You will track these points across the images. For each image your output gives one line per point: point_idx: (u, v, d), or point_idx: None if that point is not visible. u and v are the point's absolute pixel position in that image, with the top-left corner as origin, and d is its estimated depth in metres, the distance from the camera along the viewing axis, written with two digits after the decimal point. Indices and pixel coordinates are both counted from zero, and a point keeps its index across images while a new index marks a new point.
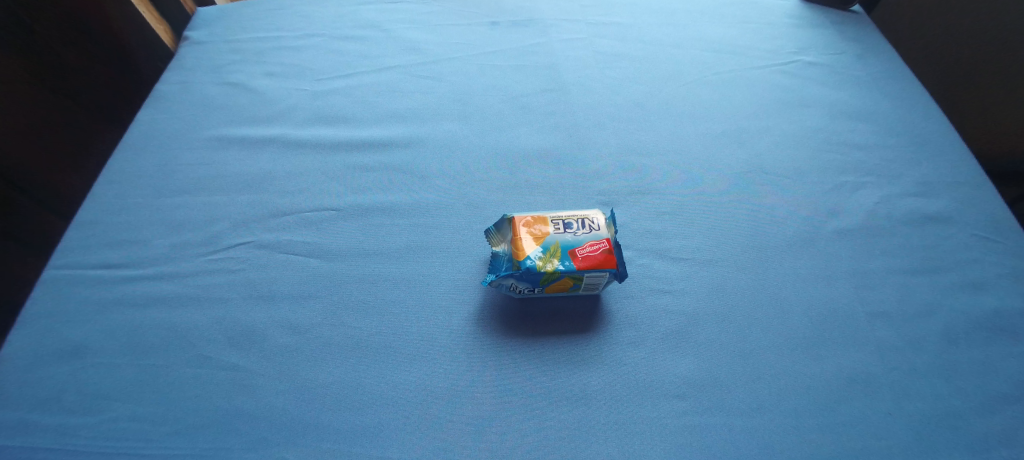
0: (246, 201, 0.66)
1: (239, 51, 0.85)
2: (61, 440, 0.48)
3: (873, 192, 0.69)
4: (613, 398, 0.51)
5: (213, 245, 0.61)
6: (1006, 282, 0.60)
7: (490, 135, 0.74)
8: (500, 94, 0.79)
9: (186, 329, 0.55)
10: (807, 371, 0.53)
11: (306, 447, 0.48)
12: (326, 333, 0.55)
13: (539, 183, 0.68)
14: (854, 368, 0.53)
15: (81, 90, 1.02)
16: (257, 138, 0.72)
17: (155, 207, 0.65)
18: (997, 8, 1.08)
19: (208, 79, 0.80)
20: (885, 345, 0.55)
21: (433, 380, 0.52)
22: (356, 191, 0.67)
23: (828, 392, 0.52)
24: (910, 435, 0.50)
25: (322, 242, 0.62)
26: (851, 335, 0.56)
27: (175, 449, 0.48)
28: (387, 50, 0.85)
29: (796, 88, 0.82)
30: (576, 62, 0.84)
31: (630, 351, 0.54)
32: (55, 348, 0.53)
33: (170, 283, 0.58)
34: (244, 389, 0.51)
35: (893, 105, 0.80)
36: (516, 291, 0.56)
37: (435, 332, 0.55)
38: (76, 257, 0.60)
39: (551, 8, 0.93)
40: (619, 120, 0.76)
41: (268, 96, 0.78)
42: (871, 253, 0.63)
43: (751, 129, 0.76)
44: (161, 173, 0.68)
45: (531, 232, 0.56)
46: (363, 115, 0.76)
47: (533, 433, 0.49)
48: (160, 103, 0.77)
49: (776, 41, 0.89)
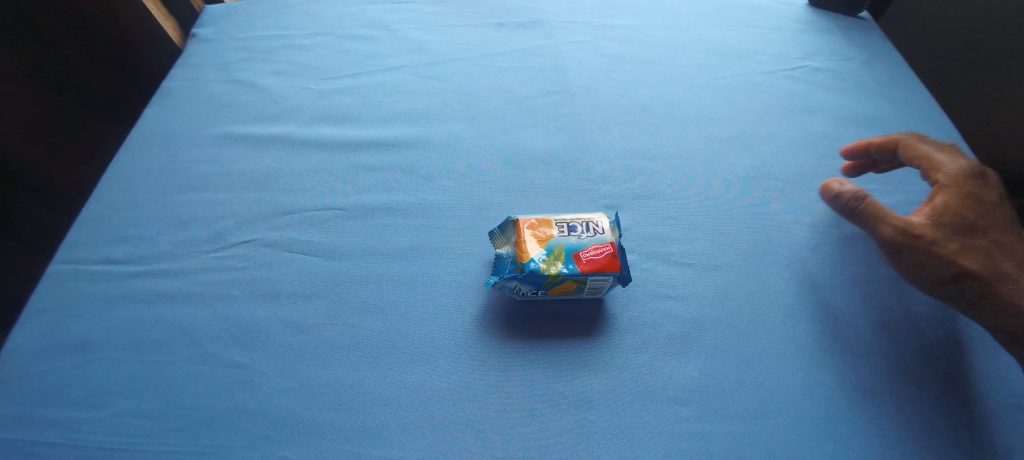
0: (251, 199, 0.66)
1: (246, 49, 0.85)
2: (64, 434, 0.49)
3: (879, 199, 0.69)
4: (615, 403, 0.51)
5: (218, 242, 0.62)
6: None
7: (496, 136, 0.74)
8: (506, 95, 0.79)
9: (189, 326, 0.55)
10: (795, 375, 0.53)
11: (308, 446, 0.48)
12: (328, 332, 0.55)
13: (544, 185, 0.68)
14: (850, 375, 0.53)
15: (84, 89, 0.98)
16: (263, 136, 0.73)
17: (161, 203, 0.65)
18: (999, 10, 1.04)
19: (214, 77, 0.81)
20: (869, 352, 0.55)
21: (435, 381, 0.52)
22: (360, 191, 0.67)
23: (818, 400, 0.52)
24: (912, 444, 0.50)
25: (326, 241, 0.62)
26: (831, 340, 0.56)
27: (177, 446, 0.48)
28: (393, 50, 0.85)
29: (803, 94, 0.82)
30: (582, 65, 0.84)
31: (633, 355, 0.54)
32: (58, 343, 0.54)
33: (174, 280, 0.58)
34: (246, 386, 0.51)
35: (900, 112, 0.80)
36: (520, 293, 0.56)
37: (437, 333, 0.55)
38: (81, 252, 0.60)
39: (558, 10, 0.93)
40: (625, 123, 0.76)
41: (272, 94, 0.78)
42: (876, 260, 0.62)
43: (757, 134, 0.76)
44: (165, 170, 0.68)
45: (535, 234, 0.56)
46: (368, 114, 0.76)
47: (534, 435, 0.49)
48: (167, 99, 0.77)
49: (782, 46, 0.89)
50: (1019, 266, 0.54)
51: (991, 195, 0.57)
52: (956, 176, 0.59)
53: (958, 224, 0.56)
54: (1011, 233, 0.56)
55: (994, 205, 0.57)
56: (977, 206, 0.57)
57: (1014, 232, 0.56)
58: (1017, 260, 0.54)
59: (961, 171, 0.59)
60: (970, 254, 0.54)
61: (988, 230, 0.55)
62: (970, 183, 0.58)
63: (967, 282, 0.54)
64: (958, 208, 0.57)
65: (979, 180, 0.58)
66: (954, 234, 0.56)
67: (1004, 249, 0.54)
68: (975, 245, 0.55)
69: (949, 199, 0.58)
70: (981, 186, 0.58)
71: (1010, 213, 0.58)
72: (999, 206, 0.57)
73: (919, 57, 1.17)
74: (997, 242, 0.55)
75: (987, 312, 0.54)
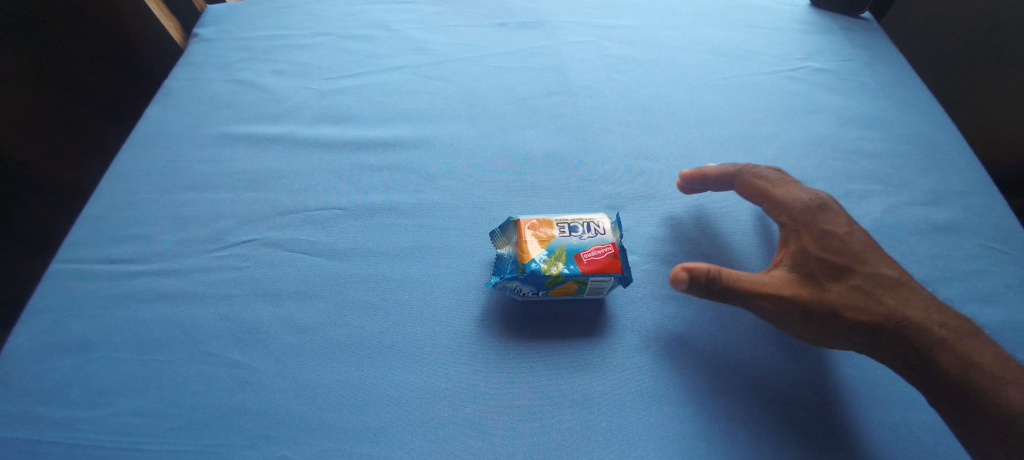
0: (252, 199, 0.66)
1: (248, 49, 0.85)
2: (64, 434, 0.49)
3: (881, 200, 0.69)
4: (615, 404, 0.51)
5: (219, 242, 0.62)
6: (1014, 293, 0.60)
7: (497, 136, 0.74)
8: (507, 95, 0.79)
9: (190, 325, 0.55)
10: (729, 414, 0.50)
11: (308, 446, 0.48)
12: (329, 331, 0.55)
13: (545, 185, 0.68)
14: (811, 395, 0.52)
15: (86, 87, 0.98)
16: (264, 135, 0.73)
17: (162, 203, 0.65)
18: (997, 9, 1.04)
19: (216, 76, 0.81)
20: (818, 380, 0.53)
21: (435, 381, 0.52)
22: (362, 190, 0.67)
23: (766, 427, 0.50)
24: (915, 445, 0.49)
25: (327, 241, 0.62)
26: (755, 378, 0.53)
27: (177, 445, 0.48)
28: (395, 50, 0.85)
29: (805, 94, 0.82)
30: (584, 65, 0.84)
31: (634, 356, 0.54)
32: (59, 342, 0.54)
33: (175, 279, 0.58)
34: (247, 385, 0.51)
35: (902, 112, 0.80)
36: (521, 293, 0.56)
37: (437, 333, 0.55)
38: (82, 251, 0.60)
39: (560, 11, 0.93)
40: (627, 124, 0.76)
41: (274, 94, 0.78)
42: None
43: (759, 135, 0.76)
44: (166, 169, 0.68)
45: (536, 235, 0.56)
46: (369, 115, 0.76)
47: (534, 435, 0.49)
48: (168, 99, 0.77)
49: (785, 47, 0.89)
50: (888, 294, 0.51)
51: (836, 223, 0.56)
52: (799, 212, 0.57)
53: (821, 268, 0.52)
54: (869, 259, 0.53)
55: (847, 234, 0.55)
56: (829, 241, 0.54)
57: (871, 256, 0.54)
58: (884, 289, 0.51)
59: (800, 206, 0.57)
60: (843, 299, 0.50)
61: (849, 264, 0.52)
62: (813, 218, 0.56)
63: (849, 331, 0.50)
64: (814, 250, 0.53)
65: (819, 211, 0.57)
66: (822, 280, 0.52)
67: (870, 282, 0.51)
68: (845, 288, 0.51)
69: (803, 243, 0.54)
70: (825, 216, 0.56)
71: (863, 236, 0.56)
72: (849, 234, 0.55)
73: (919, 56, 1.17)
74: (865, 276, 0.52)
75: (880, 351, 0.50)
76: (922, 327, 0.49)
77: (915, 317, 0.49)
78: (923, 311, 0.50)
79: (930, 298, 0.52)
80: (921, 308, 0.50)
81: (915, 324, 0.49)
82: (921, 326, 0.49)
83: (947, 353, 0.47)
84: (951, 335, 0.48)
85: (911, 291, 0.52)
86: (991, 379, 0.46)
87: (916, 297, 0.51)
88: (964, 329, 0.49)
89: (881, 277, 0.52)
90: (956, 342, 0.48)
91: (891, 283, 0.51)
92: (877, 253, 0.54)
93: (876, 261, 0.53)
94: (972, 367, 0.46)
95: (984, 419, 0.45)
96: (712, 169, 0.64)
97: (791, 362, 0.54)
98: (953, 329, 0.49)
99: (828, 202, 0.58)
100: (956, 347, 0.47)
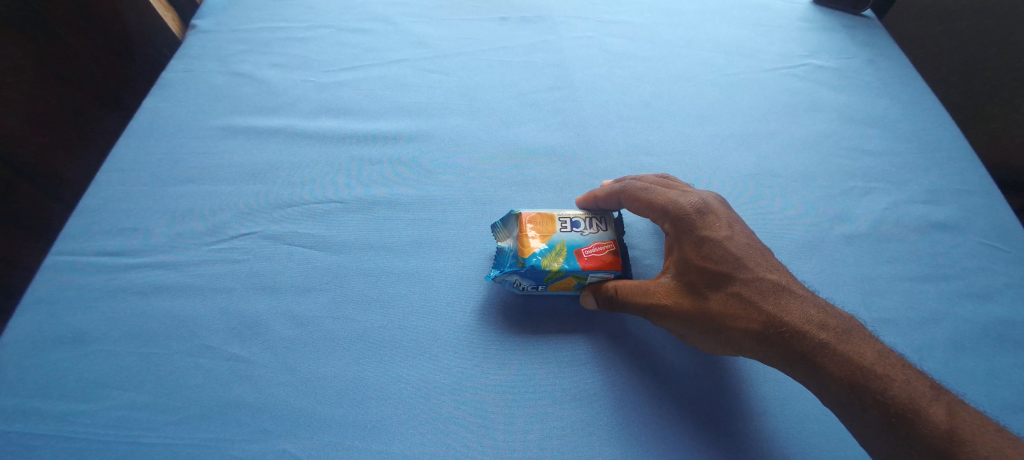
0: (252, 191, 0.65)
1: (245, 40, 0.84)
2: (61, 427, 0.48)
3: (882, 198, 0.69)
4: (616, 399, 0.51)
5: (218, 235, 0.61)
6: (1011, 291, 0.60)
7: (497, 131, 0.73)
8: (508, 90, 0.79)
9: (187, 319, 0.55)
10: (675, 428, 0.50)
11: (308, 440, 0.48)
12: (329, 325, 0.55)
13: (545, 180, 0.68)
14: (801, 394, 0.52)
15: (88, 80, 0.97)
16: (263, 128, 0.72)
17: (159, 195, 0.64)
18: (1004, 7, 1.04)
19: (214, 68, 0.80)
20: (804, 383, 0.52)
21: (435, 376, 0.52)
22: (362, 184, 0.67)
23: (741, 428, 0.50)
24: None
25: (327, 234, 0.62)
26: (677, 400, 0.51)
27: (175, 439, 0.48)
28: (395, 43, 0.84)
29: (806, 92, 0.82)
30: (587, 60, 0.84)
31: (634, 349, 0.54)
32: (55, 334, 0.53)
33: (173, 272, 0.58)
34: (246, 380, 0.51)
35: (903, 110, 0.80)
36: (520, 287, 0.56)
37: (439, 328, 0.55)
38: (78, 243, 0.59)
39: (563, 5, 0.92)
40: (628, 120, 0.76)
41: (273, 87, 0.77)
42: (878, 259, 0.63)
43: (761, 131, 0.76)
44: (163, 162, 0.68)
45: (537, 229, 0.55)
46: (369, 108, 0.75)
47: (535, 430, 0.49)
48: (164, 90, 0.76)
49: (786, 44, 0.89)
50: (769, 301, 0.48)
51: (716, 226, 0.51)
52: (679, 218, 0.52)
53: (699, 279, 0.50)
54: (750, 263, 0.50)
55: (725, 241, 0.51)
56: (706, 249, 0.50)
57: (754, 260, 0.50)
58: (765, 294, 0.49)
59: (680, 212, 0.52)
60: (721, 309, 0.49)
61: (727, 271, 0.50)
62: (692, 223, 0.52)
63: (730, 341, 0.49)
64: (691, 260, 0.51)
65: (700, 214, 0.52)
66: (701, 291, 0.50)
67: (748, 289, 0.49)
68: (723, 297, 0.49)
69: (683, 253, 0.51)
70: (705, 219, 0.52)
71: (747, 235, 0.52)
72: (729, 238, 0.51)
73: (919, 57, 1.17)
74: (743, 282, 0.49)
75: (766, 358, 0.48)
76: (802, 333, 0.46)
77: (796, 323, 0.47)
78: (805, 315, 0.47)
79: (817, 299, 0.48)
80: (803, 313, 0.47)
81: (795, 330, 0.46)
82: (800, 331, 0.46)
83: (828, 358, 0.45)
84: (834, 337, 0.46)
85: (794, 294, 0.49)
86: (876, 380, 0.43)
87: (800, 299, 0.48)
88: (851, 329, 0.46)
89: (761, 283, 0.49)
90: (838, 345, 0.45)
91: (770, 289, 0.49)
92: (760, 255, 0.51)
93: (757, 266, 0.50)
94: (853, 370, 0.44)
95: (871, 421, 0.43)
96: (603, 188, 0.59)
97: (706, 379, 0.52)
98: (835, 331, 0.46)
99: (713, 201, 0.53)
100: (838, 351, 0.45)
